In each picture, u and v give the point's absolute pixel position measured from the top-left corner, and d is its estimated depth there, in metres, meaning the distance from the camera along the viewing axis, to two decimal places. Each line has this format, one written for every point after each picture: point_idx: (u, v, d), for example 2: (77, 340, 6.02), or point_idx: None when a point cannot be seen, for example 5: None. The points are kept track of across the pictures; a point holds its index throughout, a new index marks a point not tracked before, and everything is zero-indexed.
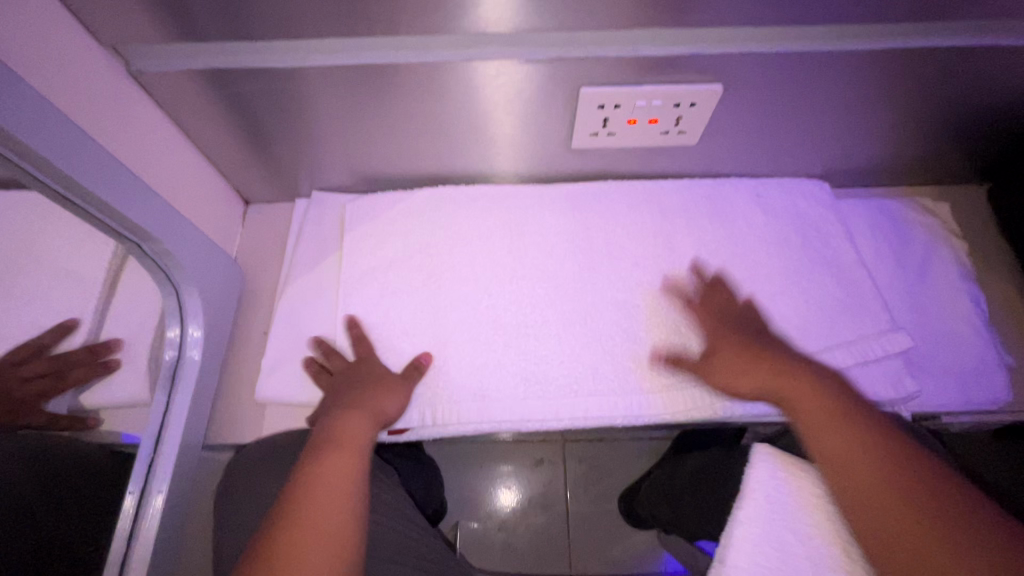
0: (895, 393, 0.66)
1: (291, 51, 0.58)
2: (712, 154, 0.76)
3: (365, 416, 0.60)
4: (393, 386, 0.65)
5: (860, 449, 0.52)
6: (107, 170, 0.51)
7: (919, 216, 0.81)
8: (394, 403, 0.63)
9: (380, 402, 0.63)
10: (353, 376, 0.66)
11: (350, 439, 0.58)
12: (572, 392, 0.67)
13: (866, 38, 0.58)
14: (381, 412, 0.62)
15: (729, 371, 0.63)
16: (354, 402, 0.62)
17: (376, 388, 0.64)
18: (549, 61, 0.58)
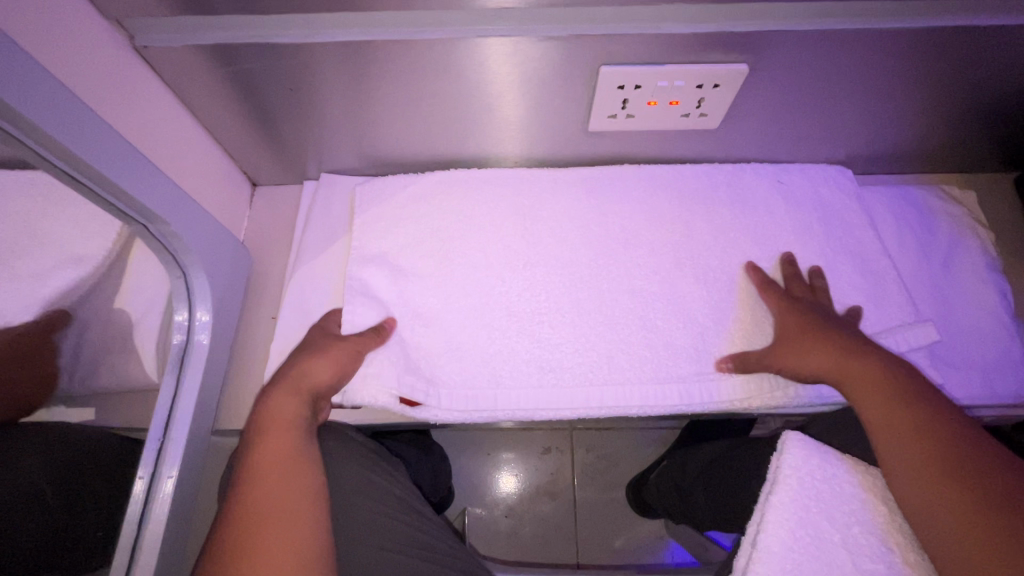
0: None
1: (299, 25, 0.56)
2: (733, 138, 0.74)
3: (291, 392, 0.59)
4: (331, 351, 0.63)
5: (900, 415, 0.55)
6: (114, 149, 0.49)
7: (944, 205, 0.78)
8: (323, 368, 0.61)
9: (308, 371, 0.61)
10: (298, 350, 0.65)
11: (278, 417, 0.57)
12: (586, 381, 0.66)
13: (902, 16, 0.56)
14: (312, 381, 0.60)
15: (802, 355, 0.62)
16: (280, 380, 0.61)
17: (308, 358, 0.62)
18: (568, 38, 0.56)
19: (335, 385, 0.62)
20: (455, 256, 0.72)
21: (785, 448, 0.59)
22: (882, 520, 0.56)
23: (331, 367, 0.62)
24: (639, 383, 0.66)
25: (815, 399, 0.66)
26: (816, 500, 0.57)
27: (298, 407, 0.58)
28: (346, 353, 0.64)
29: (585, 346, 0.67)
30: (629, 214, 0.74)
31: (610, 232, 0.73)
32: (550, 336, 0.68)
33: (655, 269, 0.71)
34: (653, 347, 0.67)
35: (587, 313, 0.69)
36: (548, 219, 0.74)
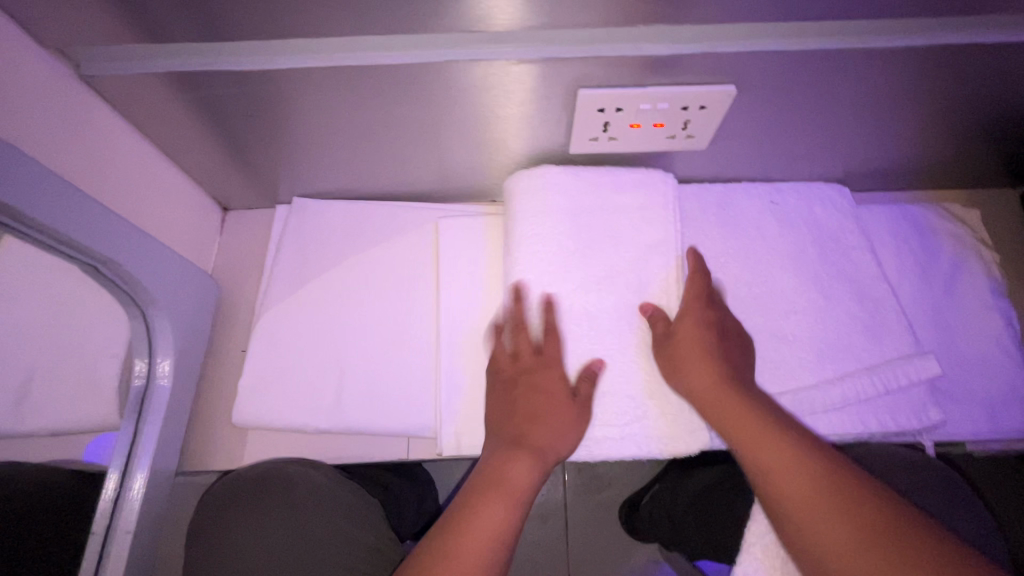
0: (917, 423, 0.62)
1: (255, 50, 0.52)
2: (721, 158, 0.70)
3: (529, 456, 0.55)
4: (564, 406, 0.58)
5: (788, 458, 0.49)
6: (49, 189, 0.46)
7: (946, 224, 0.74)
8: (560, 432, 0.57)
9: (546, 435, 0.57)
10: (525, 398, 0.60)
11: (509, 481, 0.53)
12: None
13: (897, 34, 0.52)
14: (546, 445, 0.56)
15: (700, 371, 0.57)
16: (516, 437, 0.57)
17: (541, 417, 0.58)
18: (541, 61, 0.52)
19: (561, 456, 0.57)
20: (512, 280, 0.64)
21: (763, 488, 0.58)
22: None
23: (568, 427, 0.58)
24: (629, 418, 0.61)
25: None
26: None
27: (509, 517, 0.51)
28: (572, 417, 0.58)
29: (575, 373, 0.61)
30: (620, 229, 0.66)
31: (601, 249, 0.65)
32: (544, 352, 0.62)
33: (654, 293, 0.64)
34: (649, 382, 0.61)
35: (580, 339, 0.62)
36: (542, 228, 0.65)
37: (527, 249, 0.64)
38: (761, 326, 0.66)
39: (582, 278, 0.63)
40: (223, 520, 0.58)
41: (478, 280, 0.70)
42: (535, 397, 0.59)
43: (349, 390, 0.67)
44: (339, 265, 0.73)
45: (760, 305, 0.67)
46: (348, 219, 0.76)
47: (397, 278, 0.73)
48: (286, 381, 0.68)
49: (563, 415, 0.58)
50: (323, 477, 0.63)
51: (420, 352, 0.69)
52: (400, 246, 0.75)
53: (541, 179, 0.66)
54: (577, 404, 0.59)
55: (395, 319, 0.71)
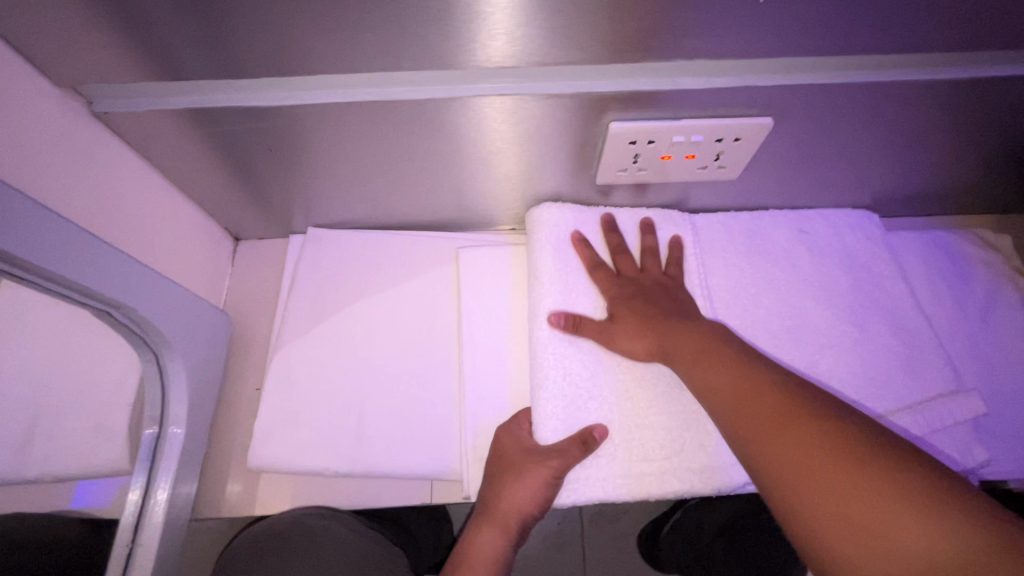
0: (962, 463, 0.59)
1: (276, 86, 0.50)
2: (750, 187, 0.69)
3: (496, 528, 0.57)
4: (529, 474, 0.56)
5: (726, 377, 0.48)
6: (66, 237, 0.44)
7: (979, 252, 0.73)
8: (525, 501, 0.56)
9: (510, 503, 0.56)
10: (501, 460, 0.59)
11: (481, 557, 0.56)
12: (612, 455, 0.58)
13: (943, 67, 0.50)
14: (511, 513, 0.56)
15: (634, 333, 0.57)
16: (485, 505, 0.58)
17: (504, 484, 0.57)
18: (574, 95, 0.50)
19: (535, 513, 0.57)
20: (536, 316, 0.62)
21: None
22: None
23: (535, 491, 0.55)
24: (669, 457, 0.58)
25: None
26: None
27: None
28: (539, 481, 0.55)
29: (614, 409, 0.59)
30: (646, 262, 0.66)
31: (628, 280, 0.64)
32: (591, 390, 0.59)
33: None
34: (688, 421, 0.59)
35: (612, 378, 0.60)
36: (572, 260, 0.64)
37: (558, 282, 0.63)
38: (795, 360, 0.63)
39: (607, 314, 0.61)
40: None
41: (501, 314, 0.68)
42: (506, 465, 0.58)
43: (369, 431, 0.65)
44: (356, 298, 0.71)
45: (795, 339, 0.64)
46: (365, 250, 0.74)
47: (416, 312, 0.71)
48: (303, 421, 0.65)
49: (529, 481, 0.55)
50: (350, 533, 0.61)
51: (441, 388, 0.67)
52: (418, 278, 0.72)
53: (546, 214, 0.65)
54: (543, 468, 0.55)
55: (415, 354, 0.68)
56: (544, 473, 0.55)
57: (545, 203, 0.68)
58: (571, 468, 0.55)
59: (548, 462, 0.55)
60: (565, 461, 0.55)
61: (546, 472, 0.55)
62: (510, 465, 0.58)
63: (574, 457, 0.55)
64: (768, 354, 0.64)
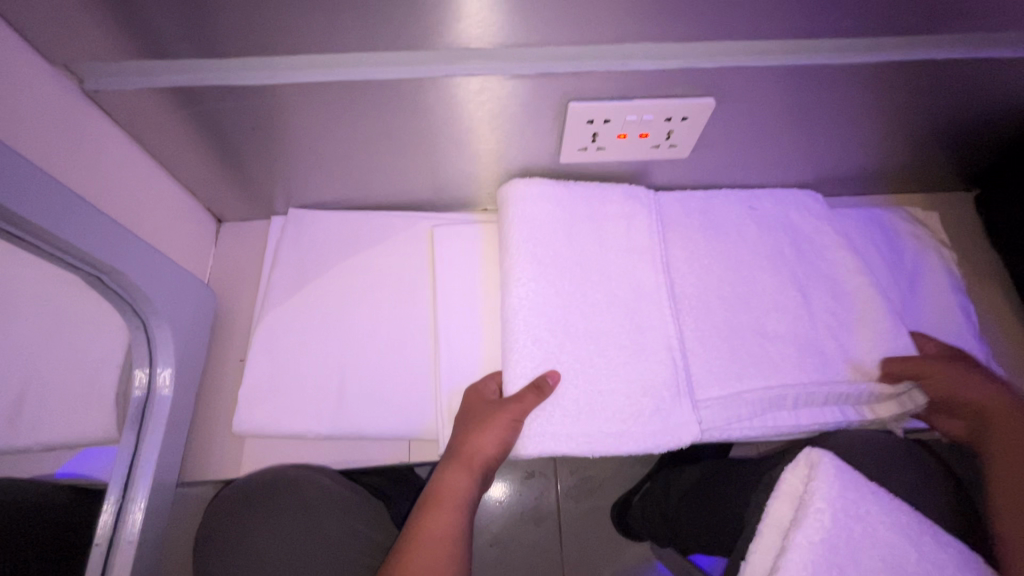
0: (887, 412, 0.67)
1: (258, 67, 0.54)
2: (702, 165, 0.75)
3: (462, 468, 0.60)
4: (492, 418, 0.60)
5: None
6: (64, 203, 0.47)
7: (910, 227, 0.80)
8: (488, 442, 0.59)
9: (476, 446, 0.60)
10: (467, 413, 0.63)
11: (448, 495, 0.58)
12: (579, 410, 0.62)
13: (860, 52, 0.57)
14: (477, 455, 0.60)
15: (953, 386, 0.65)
16: (453, 451, 0.62)
17: (470, 430, 0.61)
18: (534, 76, 0.55)
19: (498, 458, 0.60)
20: (506, 283, 0.66)
21: (820, 474, 0.56)
22: (899, 553, 0.54)
23: (499, 434, 0.59)
24: (631, 411, 0.62)
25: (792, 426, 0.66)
26: (841, 537, 0.54)
27: (451, 528, 0.56)
28: (501, 424, 0.59)
29: (582, 370, 0.63)
30: (611, 237, 0.69)
31: (594, 254, 0.68)
32: (562, 355, 0.63)
33: (646, 298, 0.67)
34: (648, 377, 0.63)
35: (579, 338, 0.64)
36: (541, 235, 0.67)
37: (529, 256, 0.66)
38: (744, 322, 0.69)
39: (572, 279, 0.66)
40: (249, 532, 0.60)
41: (474, 287, 0.72)
42: (474, 415, 0.63)
43: (350, 397, 0.69)
44: (337, 274, 0.75)
45: (744, 304, 0.70)
46: (344, 229, 0.78)
47: (394, 287, 0.75)
48: (288, 389, 0.69)
49: (492, 424, 0.59)
50: (341, 488, 0.65)
51: (419, 357, 0.71)
52: (397, 254, 0.77)
53: (515, 184, 0.70)
54: (504, 413, 0.60)
55: (394, 325, 0.73)
56: (506, 416, 0.59)
57: (513, 179, 0.71)
58: (528, 413, 0.59)
59: (508, 407, 0.60)
60: (523, 404, 0.59)
61: (506, 415, 0.59)
62: (476, 414, 0.62)
63: (531, 400, 0.59)
64: (718, 317, 0.69)
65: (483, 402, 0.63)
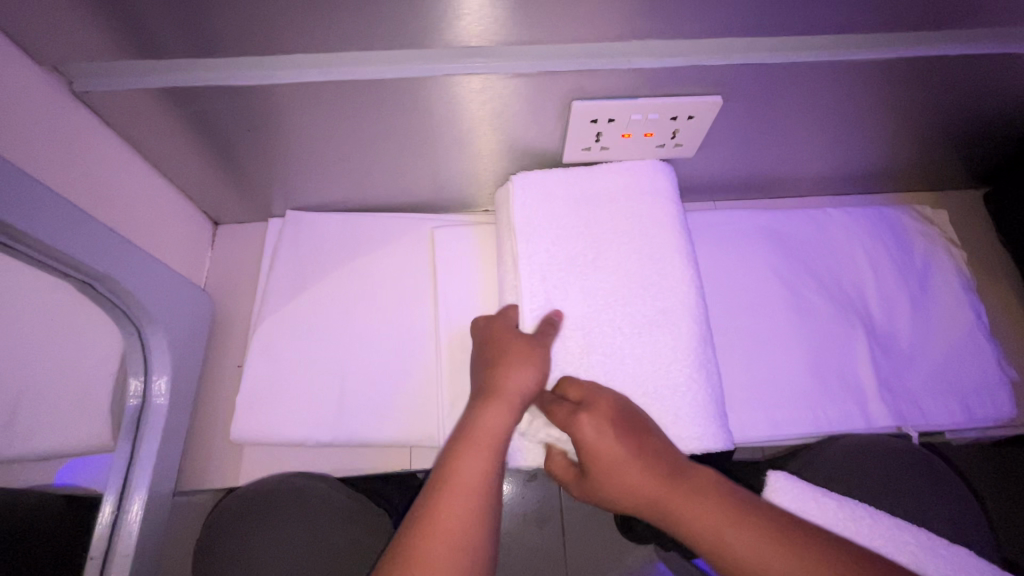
0: (890, 418, 0.67)
1: (253, 67, 0.53)
2: (708, 163, 0.73)
3: (501, 406, 0.52)
4: (524, 355, 0.56)
5: (736, 533, 0.46)
6: (54, 209, 0.46)
7: (919, 225, 0.78)
8: (525, 378, 0.54)
9: (511, 382, 0.54)
10: (487, 352, 0.58)
11: (485, 434, 0.50)
12: None
13: (872, 48, 0.55)
14: (515, 389, 0.54)
15: (622, 470, 0.50)
16: (484, 392, 0.54)
17: (502, 368, 0.55)
18: (537, 74, 0.54)
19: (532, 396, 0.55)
20: (505, 288, 0.64)
21: (768, 488, 0.57)
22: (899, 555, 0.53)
23: (531, 370, 0.55)
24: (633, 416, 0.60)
25: (790, 432, 0.67)
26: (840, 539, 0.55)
27: (489, 462, 0.49)
28: (531, 362, 0.55)
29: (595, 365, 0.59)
30: (621, 220, 0.65)
31: (602, 241, 0.64)
32: (575, 348, 0.60)
33: (659, 282, 0.62)
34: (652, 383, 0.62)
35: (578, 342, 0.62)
36: (548, 229, 0.64)
37: (531, 250, 0.63)
38: (739, 330, 0.72)
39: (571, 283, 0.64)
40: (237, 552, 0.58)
41: (475, 290, 0.71)
42: (499, 349, 0.57)
43: (350, 403, 0.67)
44: (335, 278, 0.74)
45: (737, 314, 0.72)
46: (343, 231, 0.76)
47: (394, 289, 0.73)
48: (287, 395, 0.68)
49: (523, 360, 0.55)
50: (338, 492, 0.64)
51: (419, 361, 0.70)
52: (397, 255, 0.75)
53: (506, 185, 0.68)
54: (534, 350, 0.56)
55: (394, 328, 0.71)
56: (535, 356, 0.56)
57: (516, 174, 0.68)
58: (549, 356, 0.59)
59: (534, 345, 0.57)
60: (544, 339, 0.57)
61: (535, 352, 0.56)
62: (498, 351, 0.57)
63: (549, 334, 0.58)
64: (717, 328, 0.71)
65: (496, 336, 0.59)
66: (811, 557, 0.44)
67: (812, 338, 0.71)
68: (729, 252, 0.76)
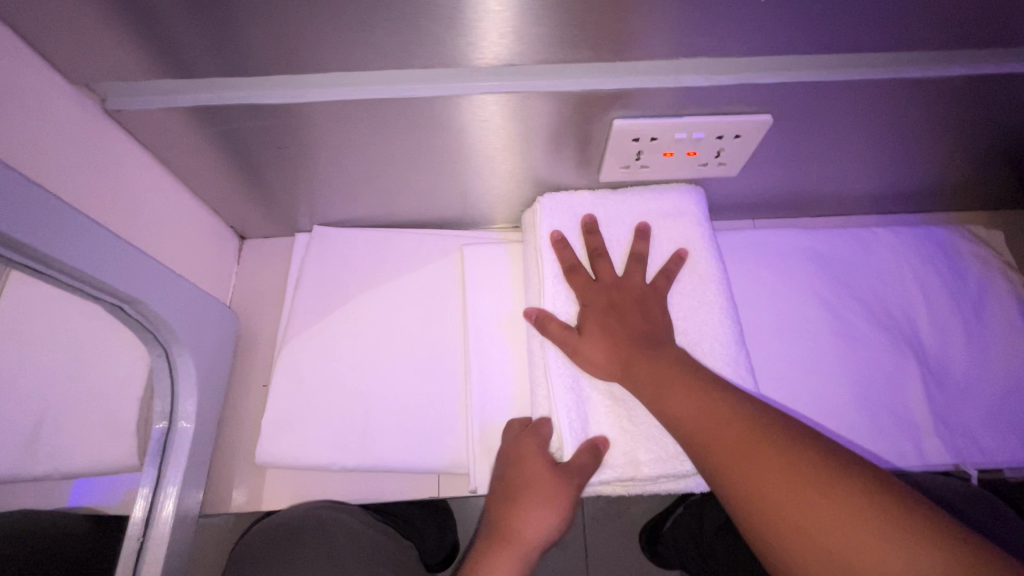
0: (945, 454, 0.63)
1: (286, 86, 0.51)
2: (750, 181, 0.70)
3: (512, 557, 0.52)
4: (554, 498, 0.54)
5: (690, 402, 0.47)
6: (85, 234, 0.45)
7: (972, 247, 0.74)
8: (543, 525, 0.53)
9: (527, 528, 0.53)
10: (516, 477, 0.56)
11: None
12: (618, 442, 0.57)
13: (936, 66, 0.52)
14: (531, 542, 0.53)
15: (602, 348, 0.55)
16: (500, 530, 0.54)
17: (523, 506, 0.54)
18: (579, 93, 0.51)
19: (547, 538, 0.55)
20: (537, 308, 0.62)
21: None
22: None
23: (556, 514, 0.54)
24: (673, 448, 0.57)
25: None
26: None
27: (521, 571, 0.52)
28: (561, 505, 0.54)
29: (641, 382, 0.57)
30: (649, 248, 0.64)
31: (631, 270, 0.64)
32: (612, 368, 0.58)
33: (692, 313, 0.61)
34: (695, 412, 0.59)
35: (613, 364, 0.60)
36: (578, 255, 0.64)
37: (560, 274, 0.62)
38: (780, 355, 0.69)
39: None
40: None
41: (504, 311, 0.69)
42: (528, 480, 0.55)
43: (376, 427, 0.66)
44: (363, 296, 0.72)
45: (778, 338, 0.69)
46: (370, 248, 0.75)
47: (422, 309, 0.72)
48: (312, 418, 0.66)
49: (552, 503, 0.53)
50: (361, 524, 0.62)
51: (447, 384, 0.68)
52: (426, 274, 0.73)
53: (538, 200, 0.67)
54: (569, 490, 0.53)
55: (421, 349, 0.70)
56: (569, 493, 0.53)
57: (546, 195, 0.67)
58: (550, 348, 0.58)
59: (569, 485, 0.54)
60: (586, 477, 0.54)
61: (570, 495, 0.53)
62: (528, 483, 0.55)
63: (590, 468, 0.54)
64: (758, 352, 0.69)
65: (530, 457, 0.56)
66: (750, 435, 0.43)
67: (859, 366, 0.67)
68: (770, 273, 0.72)
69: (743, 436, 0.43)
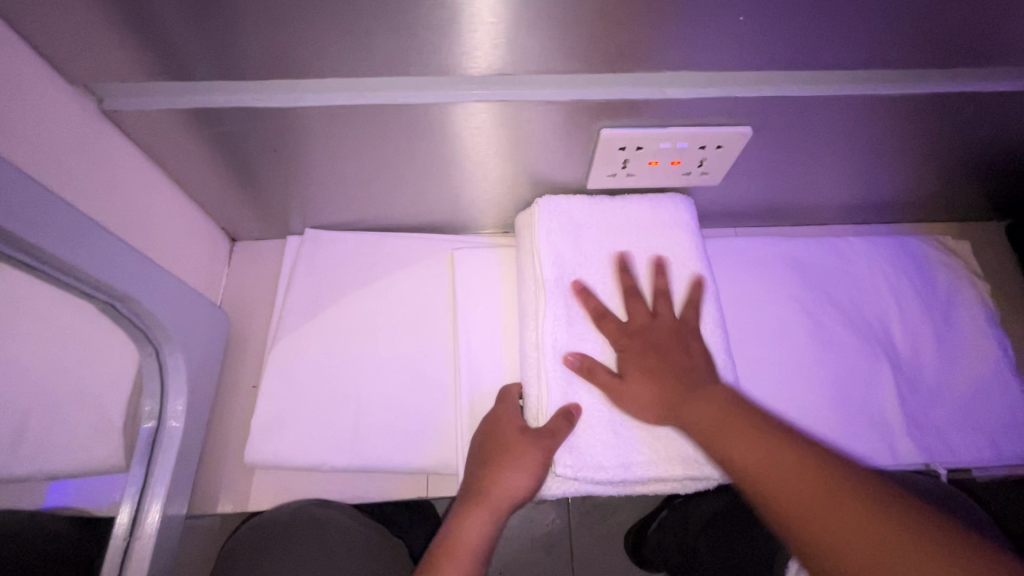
0: (917, 455, 0.66)
1: (284, 90, 0.52)
2: (731, 190, 0.73)
3: (482, 513, 0.54)
4: (523, 457, 0.55)
5: (753, 450, 0.46)
6: (81, 231, 0.46)
7: (941, 256, 0.78)
8: (515, 484, 0.54)
9: (499, 486, 0.55)
10: (491, 441, 0.58)
11: (463, 542, 0.53)
12: (609, 439, 0.57)
13: (904, 83, 0.55)
14: (504, 500, 0.54)
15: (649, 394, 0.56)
16: (472, 490, 0.56)
17: (496, 466, 0.56)
18: (568, 102, 0.54)
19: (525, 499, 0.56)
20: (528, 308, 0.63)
21: None
22: None
23: (531, 474, 0.55)
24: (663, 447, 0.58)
25: None
26: None
27: (489, 526, 0.54)
28: (532, 463, 0.55)
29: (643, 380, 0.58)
30: (638, 252, 0.66)
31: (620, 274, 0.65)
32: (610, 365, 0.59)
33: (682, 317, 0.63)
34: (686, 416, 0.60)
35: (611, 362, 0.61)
36: (577, 256, 0.65)
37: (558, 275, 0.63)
38: (761, 358, 0.71)
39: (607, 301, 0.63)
40: None
41: (494, 314, 0.70)
42: (502, 443, 0.57)
43: (366, 427, 0.66)
44: (354, 299, 0.73)
45: (759, 342, 0.72)
46: (362, 251, 0.76)
47: (413, 311, 0.73)
48: (301, 418, 0.66)
49: (520, 462, 0.55)
50: (351, 524, 0.63)
51: (437, 385, 0.69)
52: (417, 276, 0.75)
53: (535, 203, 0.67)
54: (537, 450, 0.55)
55: (412, 351, 0.71)
56: (538, 454, 0.55)
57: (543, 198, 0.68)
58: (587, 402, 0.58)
59: (541, 443, 0.55)
60: (556, 439, 0.55)
61: (538, 454, 0.55)
62: (500, 446, 0.57)
63: (562, 431, 0.56)
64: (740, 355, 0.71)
65: (505, 431, 0.58)
66: (811, 478, 0.43)
67: (835, 369, 0.70)
68: (751, 279, 0.75)
69: (812, 485, 0.43)
